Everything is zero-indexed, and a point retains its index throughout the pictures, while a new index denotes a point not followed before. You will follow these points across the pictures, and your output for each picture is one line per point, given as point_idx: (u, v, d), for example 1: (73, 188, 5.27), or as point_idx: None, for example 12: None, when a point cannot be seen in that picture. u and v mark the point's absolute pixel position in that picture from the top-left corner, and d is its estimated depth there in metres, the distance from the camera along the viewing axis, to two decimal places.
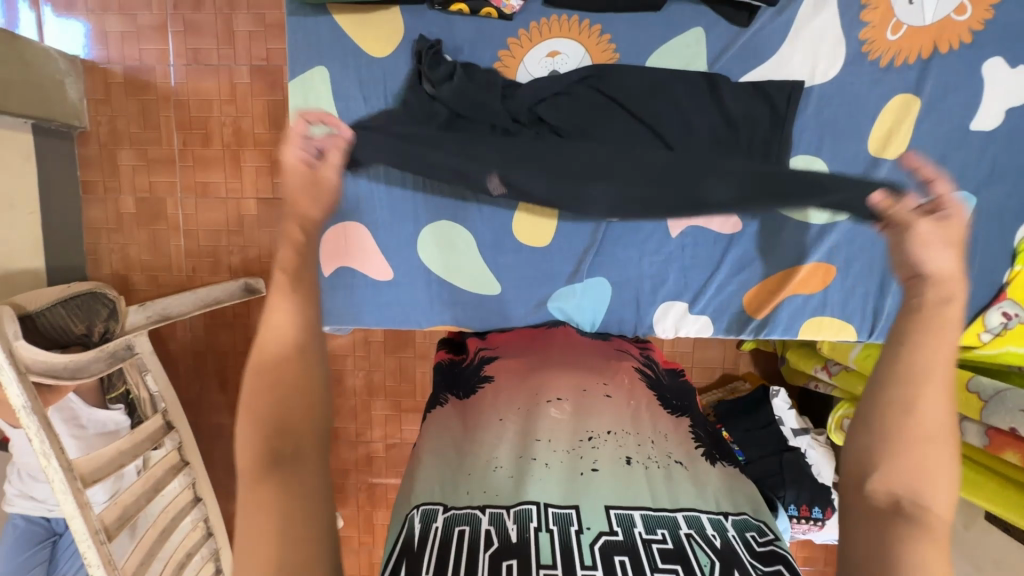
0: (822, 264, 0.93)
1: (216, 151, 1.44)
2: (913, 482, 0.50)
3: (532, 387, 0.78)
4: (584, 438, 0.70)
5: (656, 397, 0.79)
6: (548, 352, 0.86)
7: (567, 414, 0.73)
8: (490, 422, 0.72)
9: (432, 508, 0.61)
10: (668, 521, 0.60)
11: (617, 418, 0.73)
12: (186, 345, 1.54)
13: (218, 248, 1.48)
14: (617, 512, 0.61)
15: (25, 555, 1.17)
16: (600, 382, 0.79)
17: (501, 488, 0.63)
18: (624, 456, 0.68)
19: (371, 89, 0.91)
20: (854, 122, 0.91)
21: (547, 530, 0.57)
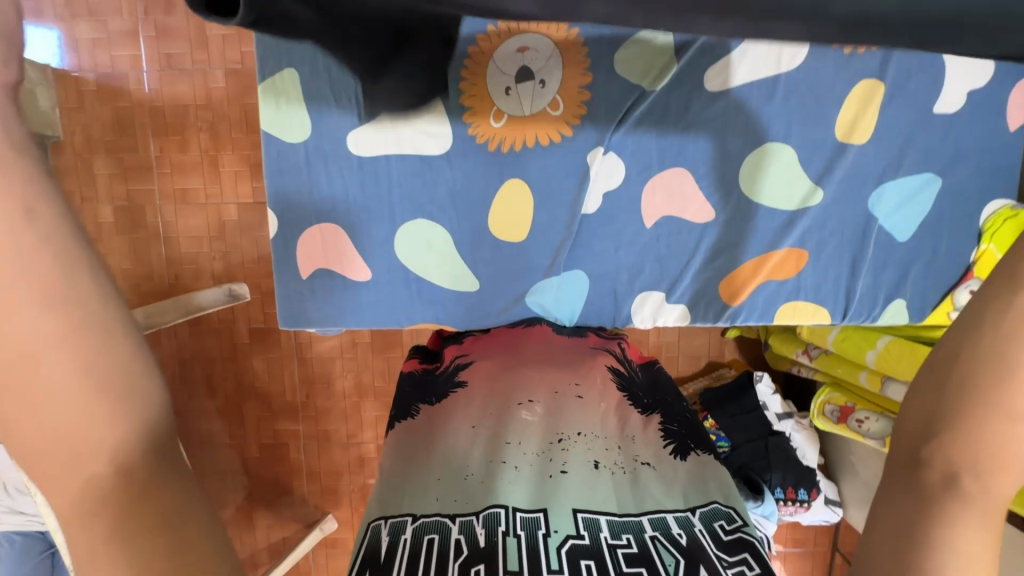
0: (795, 250, 0.95)
1: (193, 155, 1.60)
2: (983, 464, 0.36)
3: (505, 389, 0.79)
4: (554, 440, 0.71)
5: (627, 396, 0.79)
6: (520, 352, 0.87)
7: (538, 415, 0.75)
8: (462, 429, 0.73)
9: (401, 519, 0.61)
10: (633, 525, 0.61)
11: (588, 420, 0.74)
12: (172, 352, 1.69)
13: (201, 254, 1.65)
14: (584, 516, 0.61)
15: (27, 569, 1.19)
16: (572, 381, 0.80)
17: (471, 496, 0.63)
18: (592, 460, 0.69)
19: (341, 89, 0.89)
20: (822, 107, 0.90)
21: (514, 534, 0.58)
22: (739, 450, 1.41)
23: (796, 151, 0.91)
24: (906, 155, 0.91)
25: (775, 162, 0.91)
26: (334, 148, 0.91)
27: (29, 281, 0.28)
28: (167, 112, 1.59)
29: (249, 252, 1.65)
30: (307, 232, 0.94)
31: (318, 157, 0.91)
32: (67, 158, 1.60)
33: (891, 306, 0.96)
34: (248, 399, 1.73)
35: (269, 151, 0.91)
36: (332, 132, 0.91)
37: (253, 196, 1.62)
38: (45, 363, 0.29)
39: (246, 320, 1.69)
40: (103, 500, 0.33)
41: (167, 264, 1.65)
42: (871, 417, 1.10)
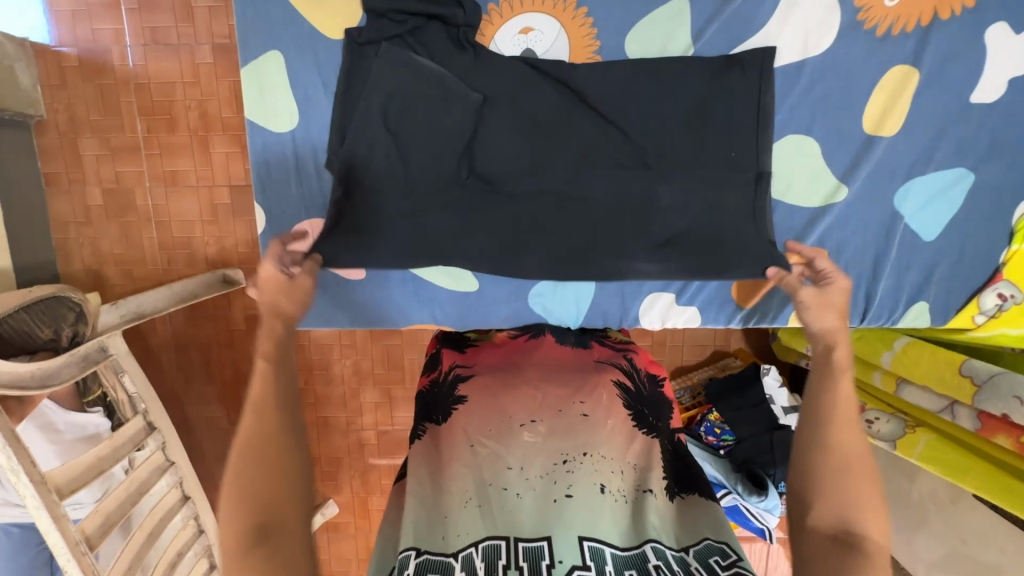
0: (814, 249, 0.90)
1: (182, 135, 1.53)
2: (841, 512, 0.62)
3: (503, 406, 0.75)
4: (558, 462, 0.68)
5: (631, 416, 0.76)
6: (522, 368, 0.83)
7: (541, 436, 0.71)
8: (461, 449, 0.70)
9: (405, 553, 0.59)
10: (636, 560, 0.59)
11: (595, 439, 0.71)
12: (168, 338, 1.68)
13: (193, 238, 1.60)
14: (590, 545, 0.59)
15: (26, 559, 1.18)
16: (575, 398, 0.76)
17: (473, 525, 0.62)
18: (599, 483, 0.66)
19: (331, 74, 0.85)
20: (847, 96, 0.85)
21: (516, 568, 0.56)
22: (744, 444, 1.38)
23: (821, 144, 0.87)
24: (937, 149, 0.85)
25: (798, 160, 0.87)
26: (322, 137, 0.87)
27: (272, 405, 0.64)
28: (153, 90, 1.51)
29: (244, 236, 1.60)
30: (295, 229, 0.89)
31: (307, 149, 0.87)
32: (51, 138, 1.54)
33: (914, 308, 0.92)
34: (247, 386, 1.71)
35: (258, 177, 0.88)
36: (321, 121, 0.87)
37: (244, 179, 1.56)
38: (265, 444, 0.62)
39: (242, 307, 1.65)
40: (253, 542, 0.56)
41: (160, 249, 1.61)
42: (881, 418, 1.04)
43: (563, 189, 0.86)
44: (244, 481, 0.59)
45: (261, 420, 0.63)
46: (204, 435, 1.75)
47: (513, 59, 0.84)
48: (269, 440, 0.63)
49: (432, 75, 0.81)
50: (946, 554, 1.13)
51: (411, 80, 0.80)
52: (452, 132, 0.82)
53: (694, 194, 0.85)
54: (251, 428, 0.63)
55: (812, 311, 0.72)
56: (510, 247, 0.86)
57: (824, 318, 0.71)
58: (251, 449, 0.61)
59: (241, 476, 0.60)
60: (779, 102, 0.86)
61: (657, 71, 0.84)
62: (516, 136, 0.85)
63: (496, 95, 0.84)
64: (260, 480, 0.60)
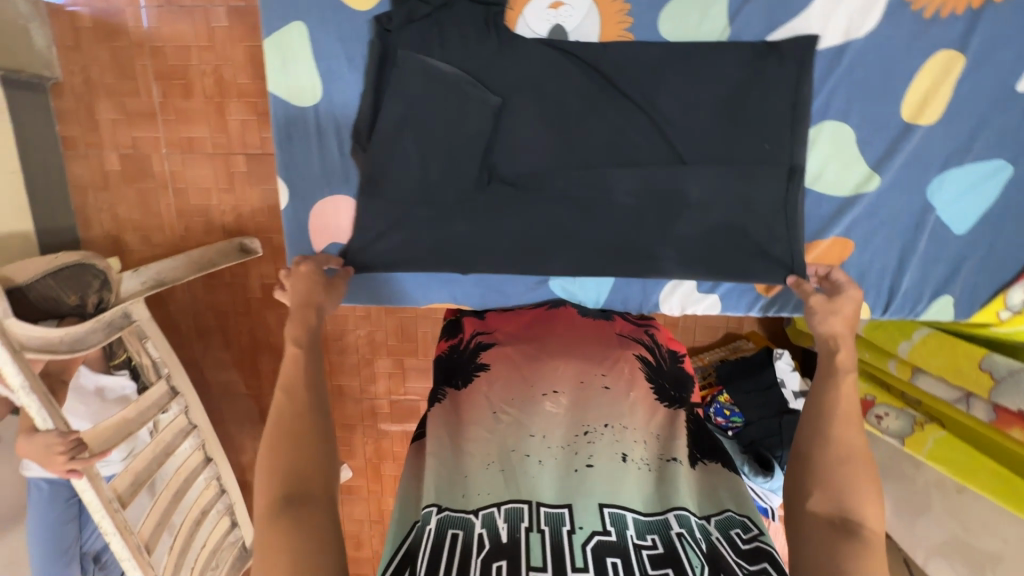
0: (840, 239, 0.89)
1: (198, 101, 1.52)
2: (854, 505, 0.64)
3: (529, 378, 0.78)
4: (579, 433, 0.70)
5: (653, 390, 0.79)
6: (545, 340, 0.85)
7: (563, 408, 0.74)
8: (484, 416, 0.73)
9: (428, 509, 0.62)
10: (658, 525, 0.62)
11: (616, 411, 0.73)
12: (186, 304, 1.72)
13: (210, 206, 1.60)
14: (610, 511, 0.62)
15: (54, 515, 1.23)
16: (598, 371, 0.78)
17: (495, 487, 0.65)
18: (620, 453, 0.68)
19: (355, 49, 0.83)
20: (888, 82, 0.82)
21: (538, 530, 0.60)
22: (751, 426, 1.40)
23: (855, 132, 0.84)
24: (977, 140, 0.82)
25: (831, 148, 0.85)
26: (346, 112, 0.86)
27: (298, 385, 0.68)
28: (168, 53, 1.49)
29: (259, 205, 1.60)
30: (318, 207, 0.89)
31: (330, 124, 0.86)
32: (67, 101, 1.54)
33: (937, 302, 0.90)
34: (263, 353, 1.75)
35: (281, 156, 0.88)
36: (342, 97, 0.85)
37: (261, 147, 1.54)
38: (292, 422, 0.65)
39: (258, 275, 1.67)
40: (274, 516, 0.59)
41: (177, 216, 1.62)
42: (888, 413, 1.04)
43: (580, 194, 0.87)
44: (275, 460, 0.62)
45: (292, 399, 0.67)
46: (222, 399, 1.80)
47: (538, 42, 0.82)
48: (297, 417, 0.66)
49: (451, 80, 0.82)
50: (947, 541, 1.16)
51: (428, 85, 0.82)
52: (472, 135, 0.84)
53: (722, 192, 0.86)
54: (279, 409, 0.66)
55: (818, 316, 0.78)
56: (533, 242, 0.88)
57: (829, 324, 0.77)
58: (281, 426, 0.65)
59: (269, 454, 0.63)
60: (817, 86, 0.83)
61: (689, 57, 0.82)
62: (543, 126, 0.84)
63: (522, 84, 0.83)
64: (284, 456, 0.63)
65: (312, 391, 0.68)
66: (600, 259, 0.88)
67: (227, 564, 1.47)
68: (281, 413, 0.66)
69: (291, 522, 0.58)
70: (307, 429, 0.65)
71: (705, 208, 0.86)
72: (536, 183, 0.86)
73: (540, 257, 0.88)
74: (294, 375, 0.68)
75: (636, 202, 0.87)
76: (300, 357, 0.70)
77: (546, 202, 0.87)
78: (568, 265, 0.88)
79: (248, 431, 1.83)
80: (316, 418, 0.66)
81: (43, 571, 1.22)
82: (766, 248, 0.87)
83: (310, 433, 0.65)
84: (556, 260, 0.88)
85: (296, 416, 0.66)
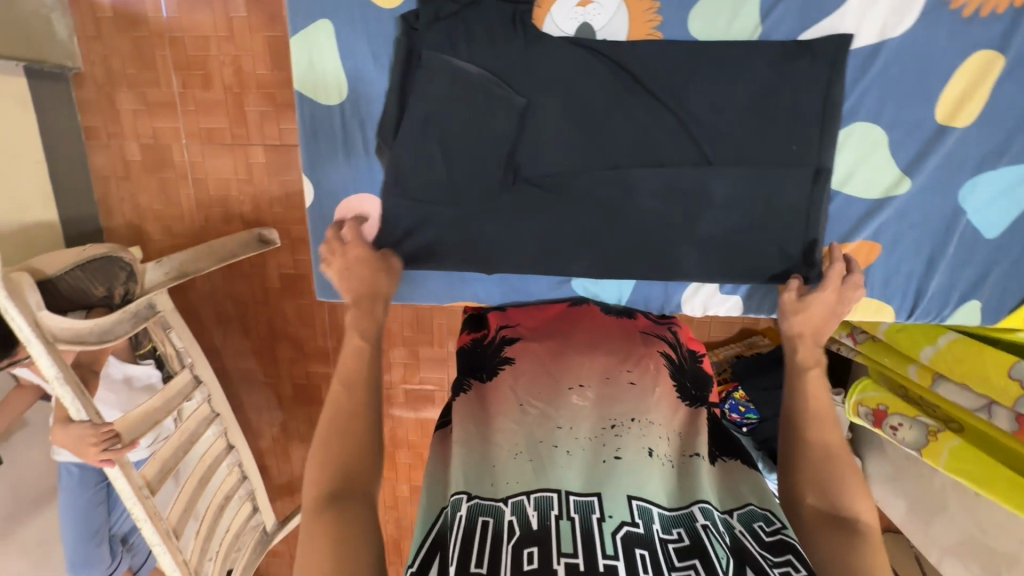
0: (867, 243, 0.87)
1: (217, 92, 1.53)
2: None
3: (554, 374, 0.78)
4: (607, 425, 0.72)
5: (675, 388, 0.80)
6: (570, 335, 0.86)
7: (589, 401, 0.75)
8: (511, 408, 0.74)
9: (458, 496, 0.64)
10: (684, 518, 0.64)
11: (642, 406, 0.74)
12: (206, 293, 1.74)
13: (229, 197, 1.61)
14: (638, 503, 0.64)
15: (85, 498, 1.26)
16: (624, 367, 0.79)
17: (524, 476, 0.66)
18: (647, 447, 0.70)
19: (381, 46, 0.82)
20: (923, 83, 0.80)
21: (568, 518, 0.61)
22: (766, 423, 1.41)
23: (887, 134, 0.83)
24: (1013, 143, 0.80)
25: (861, 149, 0.84)
26: (371, 110, 0.86)
27: (353, 384, 0.72)
28: (188, 44, 1.49)
29: (277, 196, 1.61)
30: (342, 205, 0.90)
31: (356, 122, 0.86)
32: (88, 91, 1.55)
33: (963, 306, 0.88)
34: (281, 342, 1.77)
35: (307, 153, 0.88)
36: (366, 95, 0.85)
37: (280, 138, 1.55)
38: (345, 417, 0.69)
39: (276, 265, 1.68)
40: (323, 508, 0.61)
41: (197, 206, 1.63)
42: (902, 424, 1.06)
43: (602, 194, 0.87)
44: (329, 453, 0.66)
45: (346, 396, 0.71)
46: (241, 386, 1.84)
47: (565, 40, 0.81)
48: (350, 413, 0.69)
49: (475, 80, 0.82)
50: (962, 541, 1.16)
51: (451, 86, 0.81)
52: (496, 135, 0.83)
53: (747, 192, 0.85)
54: (333, 406, 0.70)
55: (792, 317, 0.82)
56: (555, 241, 0.89)
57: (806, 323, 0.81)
58: (336, 421, 0.69)
59: (323, 448, 0.67)
60: (850, 86, 0.82)
61: (718, 57, 0.81)
62: (568, 125, 0.84)
63: (548, 82, 0.82)
64: (337, 450, 0.66)
65: (365, 390, 0.72)
66: (622, 258, 0.89)
67: (248, 550, 1.53)
68: (336, 408, 0.70)
69: (338, 516, 0.60)
70: (358, 425, 0.69)
71: (729, 210, 0.86)
72: (559, 185, 0.87)
73: (564, 255, 0.89)
74: (350, 375, 0.73)
75: (660, 203, 0.86)
76: (355, 354, 0.74)
77: (570, 201, 0.87)
78: (590, 266, 0.89)
79: (266, 418, 1.87)
80: (367, 414, 0.70)
81: (76, 545, 1.27)
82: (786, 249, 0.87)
83: (360, 429, 0.68)
84: (578, 261, 0.89)
85: (350, 407, 0.70)
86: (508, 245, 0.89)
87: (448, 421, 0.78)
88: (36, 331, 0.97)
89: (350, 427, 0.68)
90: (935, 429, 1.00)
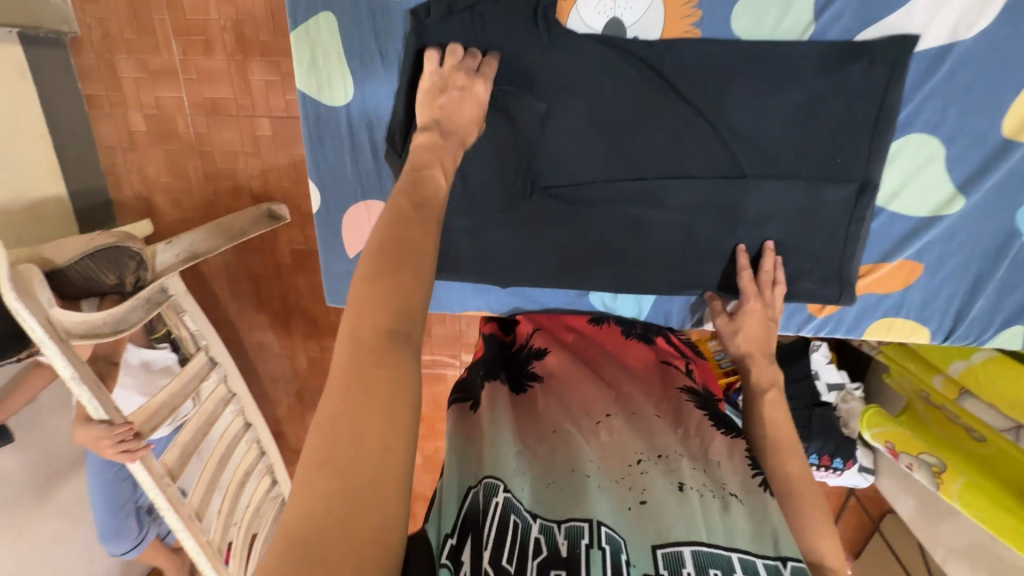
0: (908, 262, 0.82)
1: (219, 60, 1.44)
2: None
3: (574, 405, 0.71)
4: (632, 464, 0.63)
5: (708, 417, 0.71)
6: (595, 362, 0.82)
7: (617, 434, 0.67)
8: (546, 435, 0.67)
9: (495, 482, 0.57)
10: (722, 562, 0.53)
11: (670, 439, 0.67)
12: (220, 267, 1.73)
13: (237, 170, 1.55)
14: (665, 552, 0.53)
15: (110, 474, 1.29)
16: (652, 407, 0.72)
17: (550, 503, 0.58)
18: (676, 482, 0.60)
19: (388, 42, 0.76)
20: (993, 91, 0.71)
21: (599, 548, 0.51)
22: None
23: (945, 148, 0.75)
24: None
25: (913, 165, 0.77)
26: (379, 111, 0.80)
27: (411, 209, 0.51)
28: (187, 7, 1.41)
29: (285, 170, 1.54)
30: (351, 210, 0.86)
31: (363, 124, 0.81)
32: (88, 57, 1.48)
33: (1009, 330, 0.82)
34: (295, 316, 1.76)
35: (313, 157, 0.83)
36: (373, 95, 0.79)
37: (286, 110, 1.47)
38: (403, 240, 0.47)
39: (287, 241, 1.66)
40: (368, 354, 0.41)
41: (206, 179, 1.57)
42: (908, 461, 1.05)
43: (625, 203, 0.80)
44: (380, 280, 0.44)
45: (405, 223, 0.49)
46: (257, 357, 1.85)
47: (593, 39, 0.73)
48: (409, 241, 0.48)
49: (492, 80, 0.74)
50: (971, 544, 1.16)
51: None
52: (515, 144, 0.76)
53: (783, 207, 0.79)
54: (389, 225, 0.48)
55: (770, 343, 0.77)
56: (575, 254, 0.84)
57: None
58: (398, 244, 0.47)
59: (371, 271, 0.45)
60: (908, 92, 0.73)
61: (761, 59, 0.73)
62: (592, 131, 0.77)
63: (572, 83, 0.75)
64: (393, 277, 0.44)
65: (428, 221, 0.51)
66: (643, 272, 0.84)
67: (268, 518, 1.60)
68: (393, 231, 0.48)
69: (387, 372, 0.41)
70: (420, 253, 0.47)
71: (761, 224, 0.80)
72: (581, 197, 0.81)
73: (582, 270, 0.85)
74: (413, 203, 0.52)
75: (686, 217, 0.81)
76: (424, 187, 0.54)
77: (592, 211, 0.81)
78: (608, 280, 0.85)
79: (284, 388, 1.89)
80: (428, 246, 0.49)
81: (106, 519, 1.33)
82: (817, 263, 0.82)
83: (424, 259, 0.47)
84: (596, 275, 0.85)
85: (413, 248, 0.47)
86: (524, 258, 0.85)
87: (470, 396, 0.71)
88: (49, 330, 0.95)
89: (411, 276, 0.45)
90: (939, 469, 0.99)
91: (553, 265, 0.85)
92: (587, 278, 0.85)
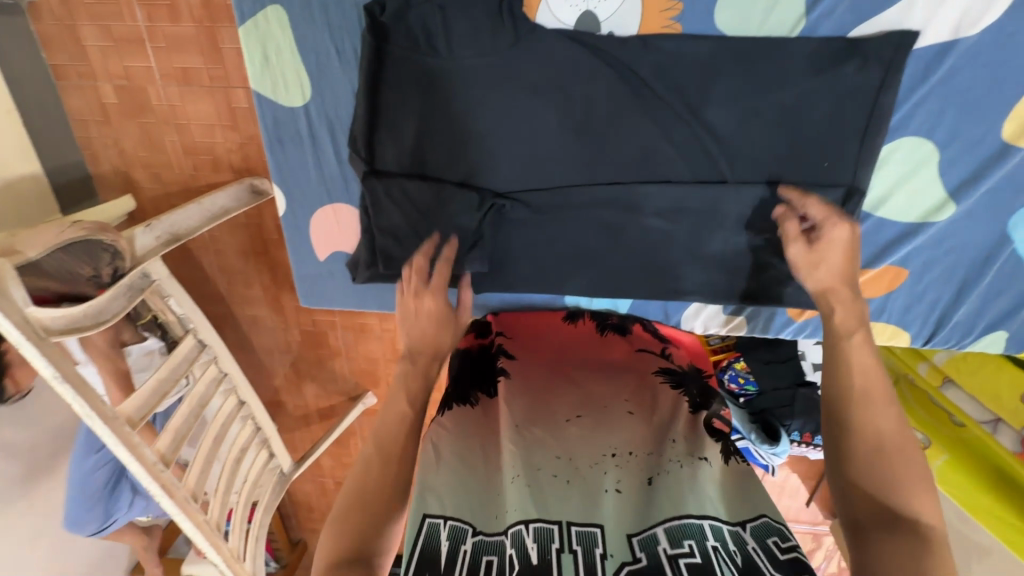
0: (892, 268, 0.79)
1: (188, 27, 1.20)
2: None
3: (547, 405, 0.72)
4: (606, 454, 0.65)
5: (681, 393, 0.73)
6: (567, 360, 0.80)
7: (588, 431, 0.68)
8: (505, 429, 0.68)
9: (461, 527, 0.57)
10: (694, 529, 0.56)
11: (640, 437, 0.67)
12: (206, 242, 1.58)
13: (216, 145, 1.32)
14: (639, 537, 0.56)
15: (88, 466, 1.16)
16: (621, 395, 0.73)
17: (517, 503, 0.59)
18: (645, 476, 0.63)
19: (344, 40, 0.71)
20: (996, 92, 0.66)
21: (569, 551, 0.54)
22: None
23: (941, 152, 0.71)
24: None
25: (907, 167, 0.72)
26: (339, 113, 0.75)
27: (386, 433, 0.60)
28: None
29: None
30: (318, 213, 0.83)
31: (323, 126, 0.76)
32: (48, 24, 1.23)
33: (990, 334, 0.81)
34: (286, 291, 1.62)
35: (274, 159, 0.79)
36: (334, 98, 0.75)
37: None
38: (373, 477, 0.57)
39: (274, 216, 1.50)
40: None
41: (184, 153, 1.34)
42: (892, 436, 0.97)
43: (602, 201, 0.76)
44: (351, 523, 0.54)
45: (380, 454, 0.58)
46: (252, 332, 1.71)
47: (562, 34, 0.69)
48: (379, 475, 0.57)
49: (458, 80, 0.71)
50: None
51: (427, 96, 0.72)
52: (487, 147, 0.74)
53: (765, 213, 0.74)
54: (365, 463, 0.58)
55: None
56: (550, 261, 0.82)
57: None
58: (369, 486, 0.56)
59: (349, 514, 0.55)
60: (903, 92, 0.68)
61: (745, 56, 0.68)
62: (566, 135, 0.73)
63: (545, 81, 0.70)
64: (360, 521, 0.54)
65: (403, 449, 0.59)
66: (619, 278, 0.82)
67: (269, 488, 1.63)
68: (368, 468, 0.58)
69: None
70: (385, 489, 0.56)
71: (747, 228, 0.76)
72: (554, 202, 0.77)
73: (550, 275, 0.82)
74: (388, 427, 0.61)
75: (665, 224, 0.77)
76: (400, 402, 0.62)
77: (569, 211, 0.78)
78: (585, 287, 0.82)
79: (284, 361, 1.75)
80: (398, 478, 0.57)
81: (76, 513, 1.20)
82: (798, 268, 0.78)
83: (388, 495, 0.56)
84: (569, 280, 0.82)
85: (381, 486, 0.56)
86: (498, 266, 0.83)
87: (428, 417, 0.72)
88: (22, 330, 0.87)
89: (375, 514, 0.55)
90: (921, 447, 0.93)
91: (529, 270, 0.82)
92: (562, 282, 0.82)
